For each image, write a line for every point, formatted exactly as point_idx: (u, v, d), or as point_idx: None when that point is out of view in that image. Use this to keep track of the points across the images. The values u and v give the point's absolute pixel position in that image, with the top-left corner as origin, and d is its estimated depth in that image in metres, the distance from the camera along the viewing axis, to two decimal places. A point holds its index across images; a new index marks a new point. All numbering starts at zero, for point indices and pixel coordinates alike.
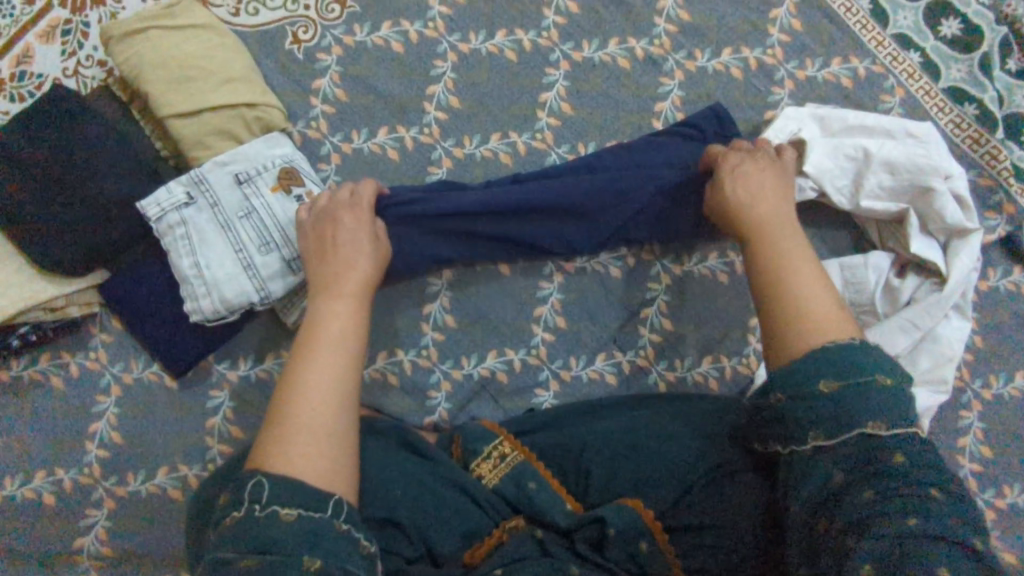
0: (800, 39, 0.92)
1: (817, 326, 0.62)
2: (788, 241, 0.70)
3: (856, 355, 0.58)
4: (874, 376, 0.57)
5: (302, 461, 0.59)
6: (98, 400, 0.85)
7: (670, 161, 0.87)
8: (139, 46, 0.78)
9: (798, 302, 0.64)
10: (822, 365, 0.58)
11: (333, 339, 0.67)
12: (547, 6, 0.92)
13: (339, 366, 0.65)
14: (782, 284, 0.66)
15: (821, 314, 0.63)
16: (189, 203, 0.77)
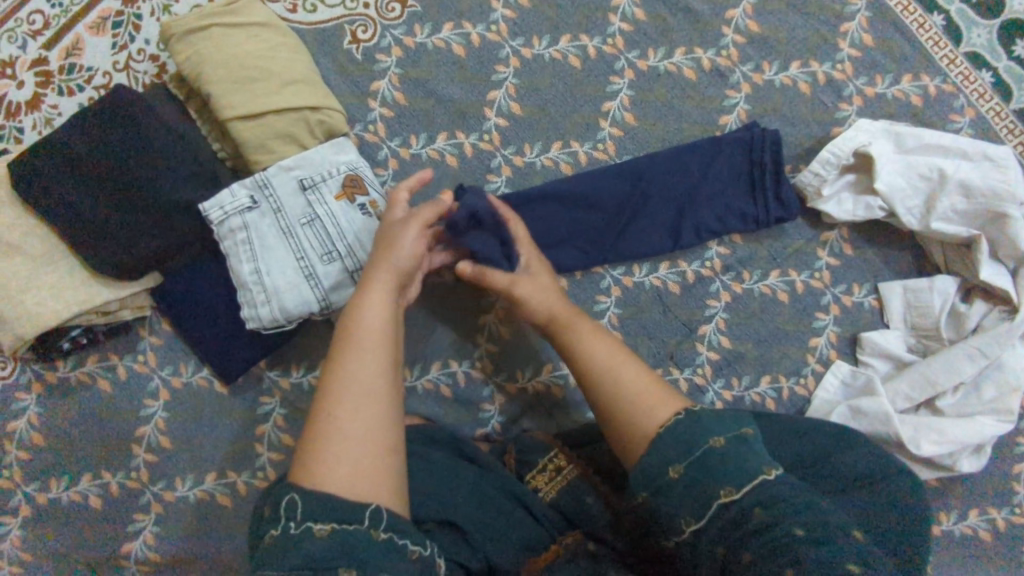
0: (870, 55, 0.90)
1: (643, 414, 0.61)
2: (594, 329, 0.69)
3: (695, 428, 0.58)
4: (707, 443, 0.56)
5: (334, 471, 0.54)
6: (146, 404, 0.83)
7: (697, 174, 0.85)
8: (200, 42, 0.76)
9: (631, 396, 0.63)
10: (666, 454, 0.57)
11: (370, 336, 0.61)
12: (613, 12, 0.89)
13: (375, 365, 0.59)
14: (615, 374, 0.65)
15: (632, 405, 0.62)
16: (252, 208, 0.75)
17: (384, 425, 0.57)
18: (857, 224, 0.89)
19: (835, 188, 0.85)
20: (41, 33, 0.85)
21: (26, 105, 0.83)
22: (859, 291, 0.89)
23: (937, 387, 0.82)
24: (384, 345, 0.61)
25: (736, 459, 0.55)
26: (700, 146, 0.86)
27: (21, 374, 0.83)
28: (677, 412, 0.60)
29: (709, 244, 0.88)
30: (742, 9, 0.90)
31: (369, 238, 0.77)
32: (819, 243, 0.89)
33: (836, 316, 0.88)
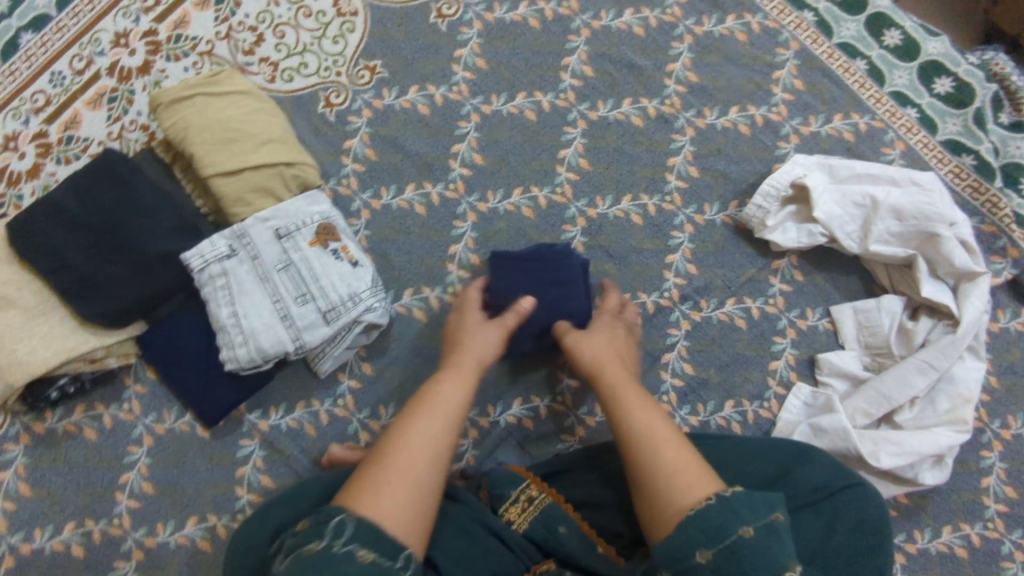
0: (801, 98, 0.98)
1: (678, 487, 0.65)
2: (647, 410, 0.74)
3: (726, 515, 0.59)
4: (739, 531, 0.58)
5: (390, 506, 0.62)
6: (130, 451, 0.86)
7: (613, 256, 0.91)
8: (184, 109, 0.83)
9: (663, 460, 0.68)
10: (694, 537, 0.59)
11: (447, 413, 0.72)
12: (564, 70, 0.97)
13: (446, 436, 0.70)
14: (652, 445, 0.70)
15: (667, 472, 0.67)
16: (230, 257, 0.81)
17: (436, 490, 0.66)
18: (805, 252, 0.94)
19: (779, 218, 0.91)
20: (42, 109, 0.93)
21: (26, 174, 0.91)
22: (813, 315, 0.93)
23: (893, 401, 0.85)
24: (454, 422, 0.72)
25: (766, 552, 0.57)
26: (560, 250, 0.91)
27: (10, 426, 0.86)
28: (708, 497, 0.62)
29: (666, 276, 0.94)
30: (682, 62, 0.98)
31: (341, 280, 0.83)
32: (770, 271, 0.94)
33: (792, 339, 0.92)
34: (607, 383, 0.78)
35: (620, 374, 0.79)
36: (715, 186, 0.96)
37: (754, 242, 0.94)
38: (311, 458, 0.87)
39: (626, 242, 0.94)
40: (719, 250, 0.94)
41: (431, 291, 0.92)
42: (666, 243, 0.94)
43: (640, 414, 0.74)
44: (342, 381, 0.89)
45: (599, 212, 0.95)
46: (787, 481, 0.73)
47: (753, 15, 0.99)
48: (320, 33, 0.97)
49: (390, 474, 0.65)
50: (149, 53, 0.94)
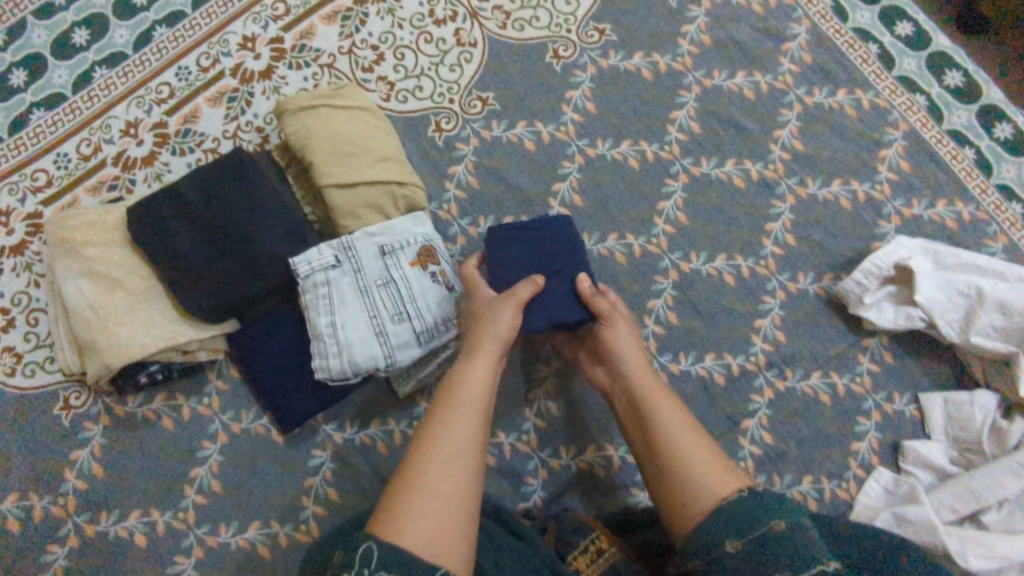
0: (906, 179, 0.98)
1: (702, 483, 0.65)
2: (661, 392, 0.74)
3: (756, 510, 0.61)
4: (767, 525, 0.59)
5: (415, 521, 0.58)
6: (203, 446, 0.86)
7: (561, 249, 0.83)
8: (309, 119, 0.85)
9: (693, 452, 0.68)
10: (720, 529, 0.61)
11: (467, 403, 0.69)
12: (671, 123, 0.98)
13: (473, 436, 0.66)
14: (668, 434, 0.70)
15: (693, 468, 0.67)
16: (335, 267, 0.82)
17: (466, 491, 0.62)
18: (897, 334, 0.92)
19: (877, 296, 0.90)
20: (165, 101, 0.95)
21: (141, 161, 0.93)
22: (900, 399, 0.91)
23: (981, 501, 0.82)
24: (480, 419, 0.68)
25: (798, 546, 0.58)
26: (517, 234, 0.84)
27: (91, 406, 0.87)
28: (734, 490, 0.64)
29: (753, 340, 0.93)
30: (789, 130, 0.99)
31: (438, 304, 0.83)
32: (860, 348, 0.92)
33: (877, 422, 0.90)
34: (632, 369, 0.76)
35: (639, 360, 0.78)
36: (812, 256, 0.95)
37: (846, 317, 0.93)
38: (380, 478, 0.86)
39: (717, 301, 0.94)
40: (809, 321, 0.93)
41: None
42: (757, 307, 0.94)
43: (655, 401, 0.73)
44: (419, 404, 0.89)
45: (691, 267, 0.95)
46: None
47: (864, 92, 1.00)
48: (438, 60, 0.99)
49: (420, 487, 0.61)
50: (273, 59, 0.97)
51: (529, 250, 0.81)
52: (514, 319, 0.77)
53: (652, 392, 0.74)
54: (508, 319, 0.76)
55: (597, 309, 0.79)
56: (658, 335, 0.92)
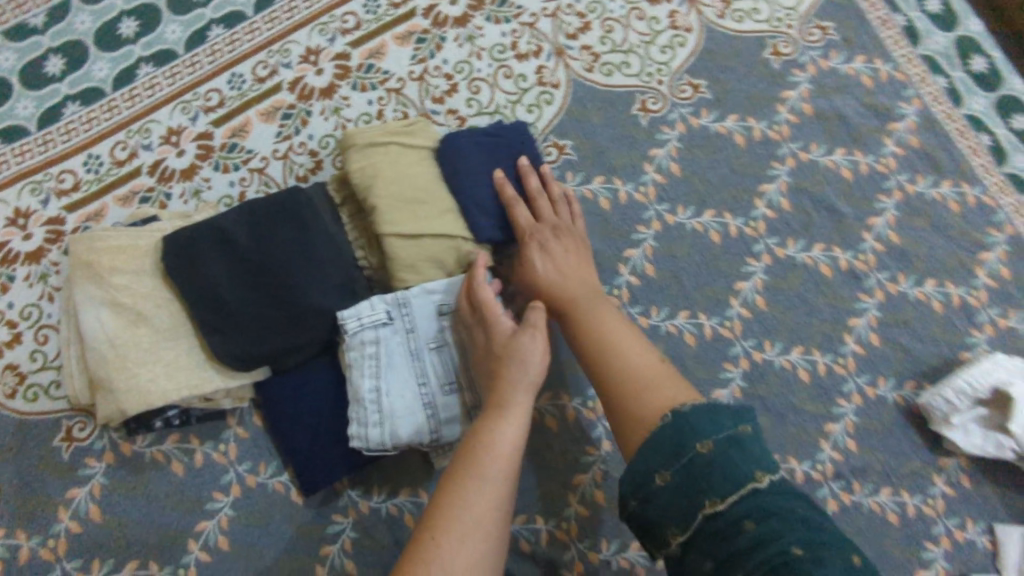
0: (1004, 288, 0.90)
1: (646, 410, 0.64)
2: (636, 349, 0.71)
3: (690, 434, 0.59)
4: (695, 447, 0.59)
5: None
6: (214, 498, 0.79)
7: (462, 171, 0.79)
8: (376, 155, 0.77)
9: (635, 400, 0.65)
10: (650, 460, 0.60)
11: (494, 465, 0.62)
12: (759, 197, 0.90)
13: (497, 503, 0.60)
14: (612, 350, 0.70)
15: (644, 404, 0.65)
16: (386, 325, 0.74)
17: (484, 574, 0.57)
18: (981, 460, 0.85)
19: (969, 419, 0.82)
20: (213, 109, 0.87)
21: (180, 173, 0.85)
22: (973, 527, 0.84)
23: None
24: (506, 485, 0.62)
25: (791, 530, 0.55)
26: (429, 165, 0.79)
27: (96, 440, 0.79)
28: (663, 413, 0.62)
29: (823, 446, 0.85)
30: (885, 218, 0.91)
31: None
32: (937, 468, 0.85)
33: (947, 550, 0.83)
34: (581, 320, 0.74)
35: (573, 278, 0.77)
36: (895, 360, 0.87)
37: (925, 432, 0.86)
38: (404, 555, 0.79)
39: (787, 398, 0.86)
40: (885, 431, 0.86)
41: (570, 400, 0.84)
42: (830, 410, 0.86)
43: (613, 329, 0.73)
44: None
45: (764, 358, 0.87)
46: None
47: (970, 186, 0.92)
48: (516, 98, 0.90)
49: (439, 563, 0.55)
50: (337, 77, 0.89)
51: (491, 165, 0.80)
52: (543, 357, 0.70)
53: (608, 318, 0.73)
54: (540, 360, 0.70)
55: (518, 216, 0.78)
56: None
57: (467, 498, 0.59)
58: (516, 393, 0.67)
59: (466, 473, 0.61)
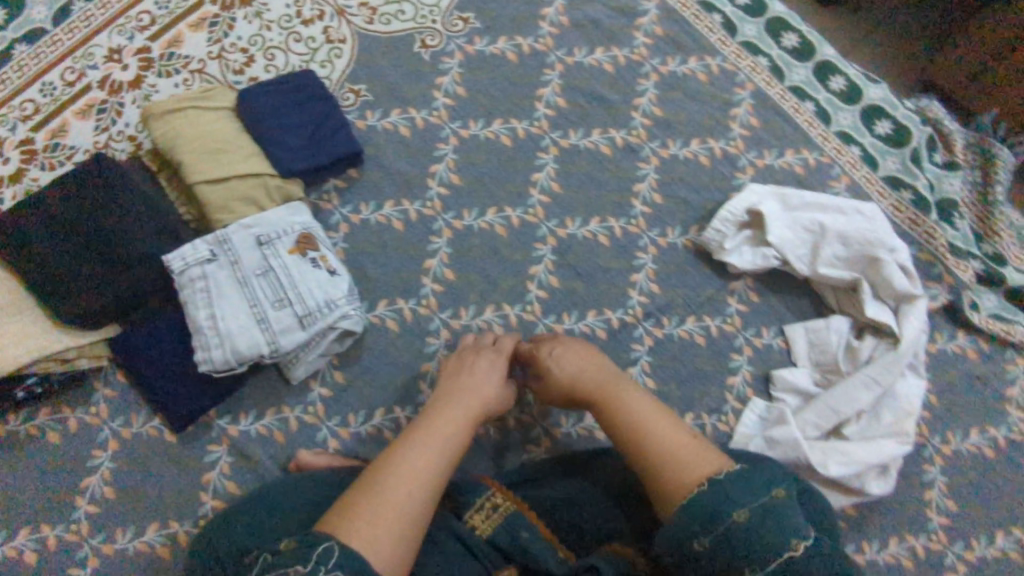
0: (756, 134, 1.06)
1: (687, 472, 0.69)
2: (632, 394, 0.79)
3: (721, 506, 0.64)
4: (729, 517, 0.63)
5: (367, 533, 0.61)
6: (94, 455, 0.86)
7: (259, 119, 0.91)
8: (174, 120, 0.87)
9: (670, 449, 0.72)
10: (690, 525, 0.64)
11: (442, 437, 0.72)
12: (538, 100, 1.04)
13: (435, 471, 0.69)
14: (651, 420, 0.75)
15: (682, 456, 0.71)
16: (211, 260, 0.83)
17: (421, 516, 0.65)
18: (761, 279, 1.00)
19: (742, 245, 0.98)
20: (30, 117, 0.95)
21: (8, 178, 0.92)
22: (768, 333, 0.99)
23: (841, 414, 0.90)
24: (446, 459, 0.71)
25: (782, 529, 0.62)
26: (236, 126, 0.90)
27: None
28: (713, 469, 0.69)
29: (631, 294, 0.99)
30: (648, 97, 1.06)
31: (319, 288, 0.86)
32: (728, 291, 1.00)
33: (748, 357, 0.98)
34: (599, 387, 0.81)
35: (595, 367, 0.83)
36: (678, 211, 1.02)
37: (713, 264, 1.00)
38: (279, 464, 0.87)
39: (594, 261, 0.99)
40: (680, 271, 1.00)
41: (405, 303, 0.95)
42: (631, 263, 1.00)
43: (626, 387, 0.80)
44: (313, 390, 0.91)
45: (568, 233, 1.00)
46: None
47: (713, 58, 1.08)
48: (308, 57, 1.02)
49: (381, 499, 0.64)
50: (142, 69, 0.98)
51: (290, 108, 0.93)
52: (495, 381, 0.83)
53: (625, 387, 0.80)
54: (492, 385, 0.82)
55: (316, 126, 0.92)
56: (542, 299, 0.97)
57: (412, 454, 0.69)
58: (464, 397, 0.79)
59: (415, 437, 0.71)
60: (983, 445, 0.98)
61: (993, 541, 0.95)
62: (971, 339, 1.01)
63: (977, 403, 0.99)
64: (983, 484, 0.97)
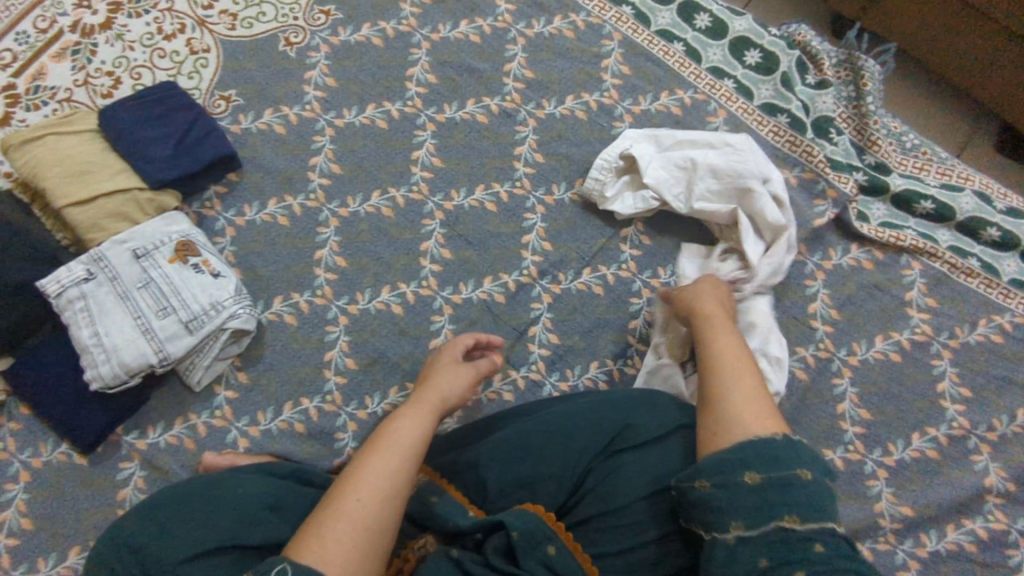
0: (629, 82, 1.07)
1: (749, 421, 0.71)
2: (732, 341, 0.81)
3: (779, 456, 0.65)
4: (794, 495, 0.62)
5: (326, 551, 0.62)
6: (6, 489, 0.86)
7: (124, 136, 0.92)
8: (35, 149, 0.88)
9: (734, 399, 0.73)
10: (739, 462, 0.66)
11: (400, 445, 0.72)
12: (408, 80, 1.05)
13: (396, 481, 0.69)
14: (733, 373, 0.76)
15: (755, 410, 0.72)
16: (88, 280, 0.85)
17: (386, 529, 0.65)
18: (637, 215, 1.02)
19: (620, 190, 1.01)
20: None
21: None
22: (665, 272, 1.01)
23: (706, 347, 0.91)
24: (408, 462, 0.71)
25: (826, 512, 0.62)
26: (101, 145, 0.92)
27: None
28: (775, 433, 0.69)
29: (524, 255, 1.00)
30: (518, 62, 1.07)
31: (203, 291, 0.87)
32: (620, 238, 1.02)
33: (647, 298, 0.99)
34: (720, 321, 0.84)
35: (726, 301, 0.90)
36: (560, 168, 1.03)
37: (602, 214, 1.02)
38: (192, 471, 0.88)
39: (483, 228, 1.00)
40: (570, 225, 1.01)
41: (300, 296, 0.96)
42: (521, 225, 1.01)
43: (716, 335, 0.82)
44: (218, 393, 0.91)
45: (455, 204, 1.01)
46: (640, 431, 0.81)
47: (577, 14, 1.09)
48: (175, 71, 1.03)
49: (341, 516, 0.64)
50: (9, 105, 0.98)
51: (156, 118, 0.94)
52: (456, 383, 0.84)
53: (718, 333, 0.82)
54: (450, 381, 0.83)
55: (184, 130, 0.94)
56: (436, 272, 0.98)
57: (371, 467, 0.69)
58: (427, 398, 0.80)
59: (370, 450, 0.72)
60: (889, 351, 0.98)
61: (912, 443, 0.94)
62: (864, 250, 1.02)
63: (880, 310, 0.99)
64: (896, 389, 0.96)
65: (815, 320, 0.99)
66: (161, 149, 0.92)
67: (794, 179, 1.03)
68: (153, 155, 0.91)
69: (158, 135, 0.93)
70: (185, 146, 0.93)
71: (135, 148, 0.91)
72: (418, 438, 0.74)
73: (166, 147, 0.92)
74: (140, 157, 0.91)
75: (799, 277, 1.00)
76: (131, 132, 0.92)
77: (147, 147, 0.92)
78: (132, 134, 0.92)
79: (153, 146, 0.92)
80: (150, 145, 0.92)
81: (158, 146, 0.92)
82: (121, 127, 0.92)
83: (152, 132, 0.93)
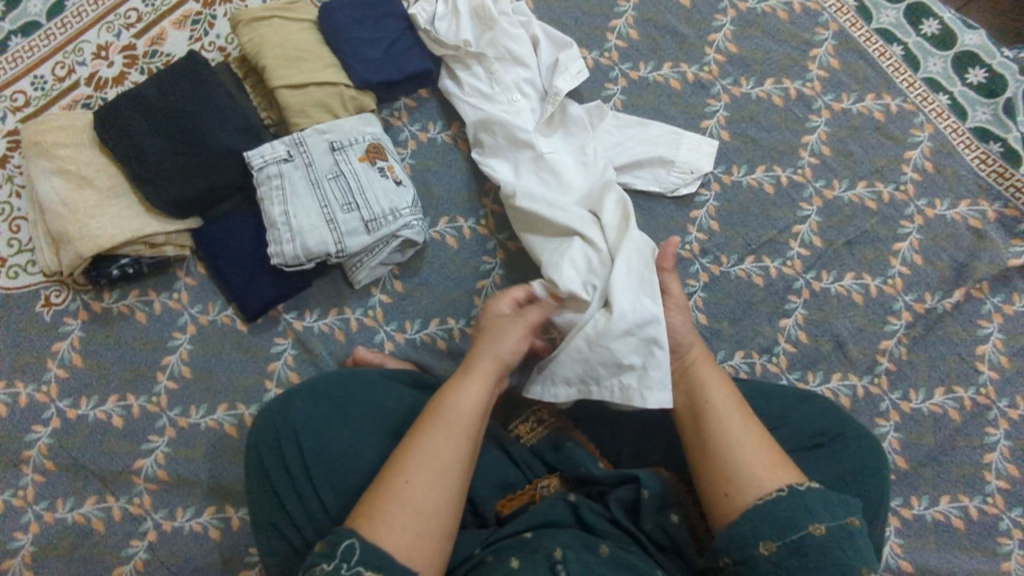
0: (835, 76, 1.02)
1: (757, 479, 0.66)
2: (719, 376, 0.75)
3: (799, 512, 0.62)
4: (807, 528, 0.61)
5: (389, 531, 0.60)
6: (174, 336, 0.93)
7: (340, 32, 0.95)
8: (261, 28, 0.93)
9: (744, 454, 0.67)
10: (762, 526, 0.62)
11: (458, 414, 0.68)
12: (610, 31, 1.04)
13: (454, 454, 0.65)
14: (731, 423, 0.70)
15: (754, 468, 0.67)
16: (287, 161, 0.89)
17: (448, 499, 0.63)
18: (459, 145, 1.00)
19: (444, 68, 1.00)
20: (133, 25, 1.01)
21: (113, 80, 0.99)
22: (827, 277, 0.96)
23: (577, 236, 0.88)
24: (467, 432, 0.67)
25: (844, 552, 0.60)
26: (320, 37, 0.96)
27: (71, 302, 0.94)
28: (780, 487, 0.65)
29: (689, 229, 0.98)
30: (723, 34, 1.04)
31: (385, 195, 0.89)
32: (791, 234, 0.98)
33: (805, 300, 0.96)
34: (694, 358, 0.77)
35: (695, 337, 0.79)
36: (745, 149, 1.00)
37: (780, 205, 0.98)
38: (339, 361, 0.93)
39: (651, 193, 0.99)
40: (742, 210, 0.98)
41: (465, 221, 0.98)
42: (692, 199, 0.99)
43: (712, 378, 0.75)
44: (374, 295, 0.95)
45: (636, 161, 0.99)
46: (786, 428, 0.79)
47: None
48: None
49: (394, 499, 0.62)
50: None
51: (369, 21, 0.97)
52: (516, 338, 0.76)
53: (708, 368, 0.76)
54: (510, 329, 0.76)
55: (396, 40, 0.97)
56: None
57: (428, 438, 0.65)
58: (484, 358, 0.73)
59: (430, 420, 0.68)
60: None
61: None
62: None
63: None
64: None
65: (981, 363, 0.94)
66: (372, 52, 0.95)
67: (993, 213, 0.97)
68: (363, 55, 0.94)
69: (371, 38, 0.96)
70: (392, 53, 0.96)
71: (348, 45, 0.95)
72: (474, 406, 0.69)
73: (377, 51, 0.95)
74: (352, 56, 0.94)
75: (973, 315, 0.95)
76: (348, 29, 0.95)
77: (359, 47, 0.95)
78: (347, 32, 0.95)
79: (366, 47, 0.95)
80: (362, 45, 0.95)
81: (369, 48, 0.95)
82: (340, 24, 0.96)
83: (366, 34, 0.96)
